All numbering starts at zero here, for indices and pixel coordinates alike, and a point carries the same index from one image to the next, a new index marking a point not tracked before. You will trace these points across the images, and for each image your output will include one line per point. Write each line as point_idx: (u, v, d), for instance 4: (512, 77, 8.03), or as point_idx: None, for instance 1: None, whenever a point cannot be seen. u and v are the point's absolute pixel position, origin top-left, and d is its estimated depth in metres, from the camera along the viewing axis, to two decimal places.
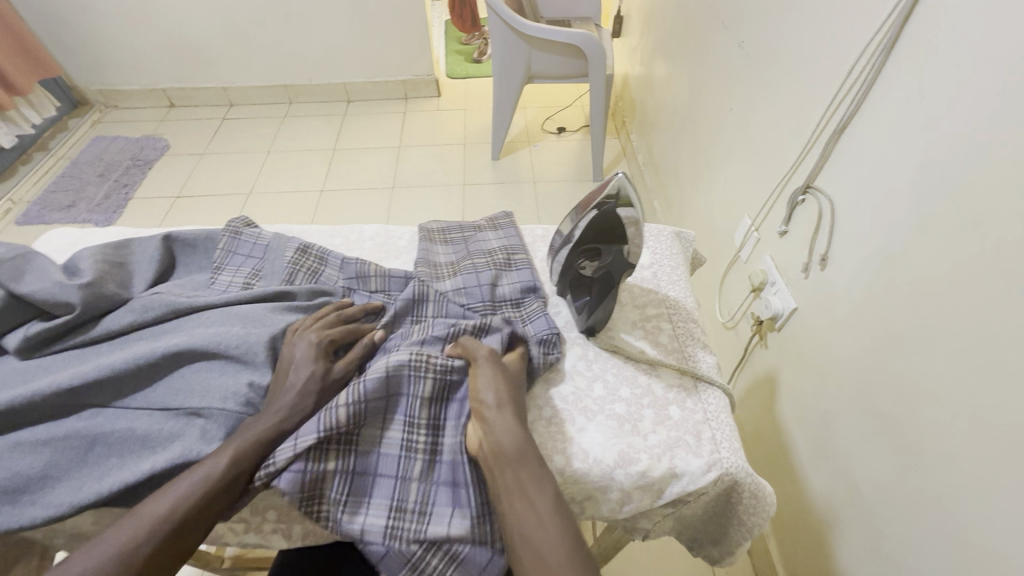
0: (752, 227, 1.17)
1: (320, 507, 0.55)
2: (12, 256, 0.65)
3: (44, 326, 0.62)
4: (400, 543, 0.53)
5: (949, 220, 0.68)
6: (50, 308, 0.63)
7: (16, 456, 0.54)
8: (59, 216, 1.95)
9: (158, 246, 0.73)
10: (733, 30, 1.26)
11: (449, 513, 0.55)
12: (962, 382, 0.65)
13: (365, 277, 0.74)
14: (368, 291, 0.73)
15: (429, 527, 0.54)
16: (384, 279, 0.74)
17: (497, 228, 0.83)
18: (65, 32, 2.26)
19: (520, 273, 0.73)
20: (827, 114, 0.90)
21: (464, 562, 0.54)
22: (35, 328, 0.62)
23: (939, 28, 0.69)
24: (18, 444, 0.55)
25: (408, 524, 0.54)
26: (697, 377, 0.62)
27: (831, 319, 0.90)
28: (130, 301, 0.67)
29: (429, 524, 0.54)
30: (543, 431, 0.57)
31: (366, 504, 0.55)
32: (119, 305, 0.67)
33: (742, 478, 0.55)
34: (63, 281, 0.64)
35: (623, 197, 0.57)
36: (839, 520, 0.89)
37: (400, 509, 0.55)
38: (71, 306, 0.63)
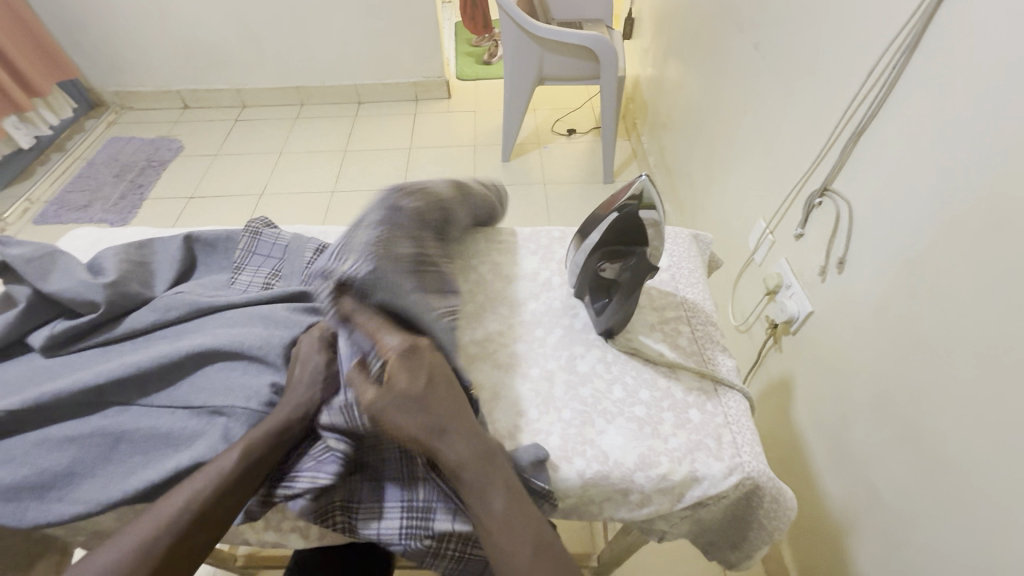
0: (766, 230, 1.17)
1: (336, 519, 0.56)
2: (39, 254, 0.67)
3: (69, 324, 0.63)
4: (416, 540, 0.54)
5: (971, 223, 0.67)
6: (76, 306, 0.64)
7: (42, 453, 0.55)
8: (76, 216, 1.97)
9: (179, 246, 0.74)
10: (748, 32, 1.26)
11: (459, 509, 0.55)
12: (985, 387, 0.65)
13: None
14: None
15: (440, 521, 0.55)
16: None
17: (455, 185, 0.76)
18: (82, 35, 2.29)
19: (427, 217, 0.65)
20: (845, 117, 0.90)
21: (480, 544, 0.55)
22: (60, 327, 0.63)
23: (962, 30, 0.69)
24: (44, 440, 0.56)
25: (422, 520, 0.55)
26: (717, 380, 0.62)
27: (849, 322, 0.90)
28: (153, 300, 0.68)
29: (442, 516, 0.55)
30: (563, 433, 0.57)
31: (380, 508, 0.56)
32: (142, 304, 0.68)
33: (763, 482, 0.54)
34: (88, 280, 0.65)
35: (646, 199, 0.57)
36: (856, 526, 0.88)
37: (414, 508, 0.56)
38: (95, 304, 0.64)
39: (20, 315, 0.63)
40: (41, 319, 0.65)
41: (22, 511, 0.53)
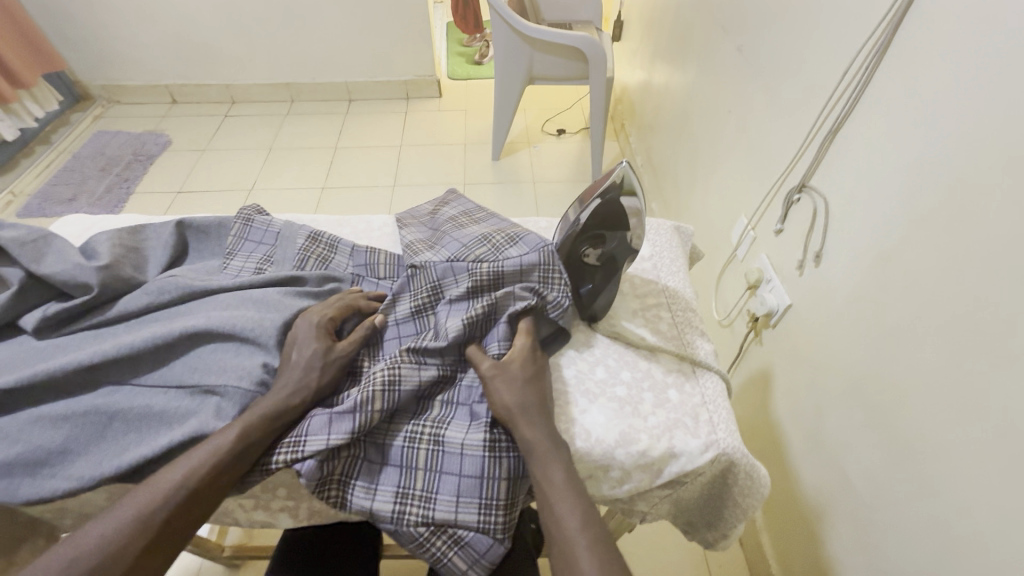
0: (748, 226, 1.20)
1: (332, 491, 0.57)
2: (33, 237, 0.67)
3: (61, 306, 0.64)
4: (408, 525, 0.55)
5: (939, 217, 0.71)
6: (70, 287, 0.65)
7: (36, 431, 0.56)
8: (60, 210, 1.95)
9: (172, 231, 0.75)
10: (732, 34, 1.29)
11: (456, 501, 0.56)
12: (951, 372, 0.68)
13: (376, 268, 0.76)
14: (374, 280, 0.75)
15: (435, 511, 0.56)
16: (392, 267, 0.76)
17: (450, 203, 0.87)
18: (69, 27, 2.27)
19: (527, 242, 0.69)
20: (821, 117, 0.93)
21: (465, 546, 0.55)
22: (53, 309, 0.64)
23: (930, 33, 0.72)
24: (37, 418, 0.57)
25: (414, 508, 0.56)
26: (695, 362, 0.64)
27: (824, 314, 0.93)
28: (145, 283, 0.69)
29: (437, 508, 0.56)
30: None
31: (375, 487, 0.57)
32: (134, 287, 0.69)
33: (738, 458, 0.57)
34: (82, 263, 0.66)
35: (627, 186, 0.61)
36: (830, 511, 0.91)
37: (406, 495, 0.57)
38: (88, 286, 0.65)
39: (13, 296, 0.64)
40: (33, 301, 0.66)
41: (16, 487, 0.54)
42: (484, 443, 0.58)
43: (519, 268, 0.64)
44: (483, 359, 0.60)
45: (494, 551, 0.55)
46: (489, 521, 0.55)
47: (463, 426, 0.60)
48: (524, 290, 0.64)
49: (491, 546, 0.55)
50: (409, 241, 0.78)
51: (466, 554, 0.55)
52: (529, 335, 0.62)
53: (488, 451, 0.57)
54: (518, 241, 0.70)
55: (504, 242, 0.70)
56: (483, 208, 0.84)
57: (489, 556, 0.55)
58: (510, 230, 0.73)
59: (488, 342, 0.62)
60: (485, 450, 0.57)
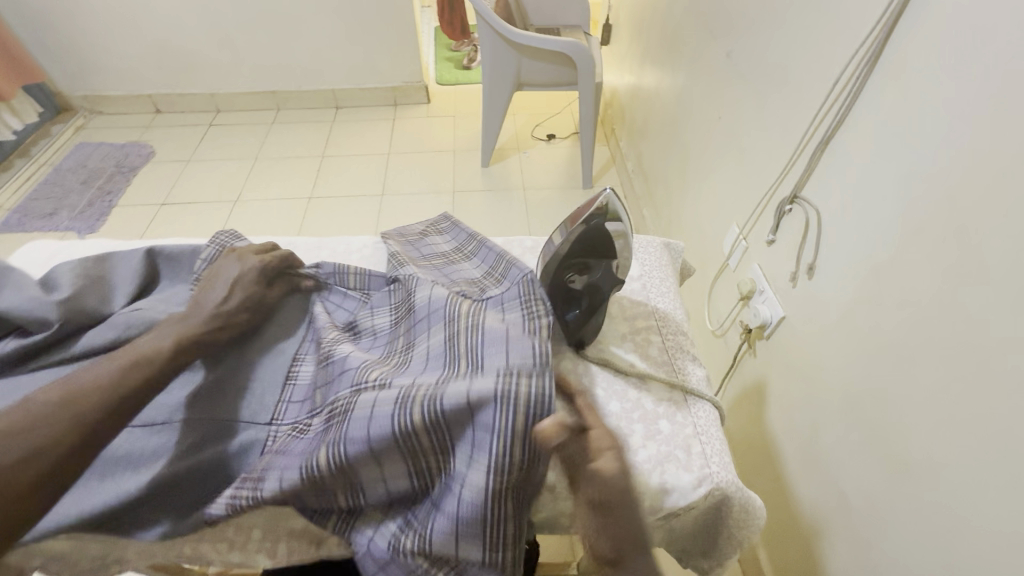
0: (739, 236, 1.18)
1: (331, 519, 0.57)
2: None
3: (21, 343, 0.62)
4: (400, 549, 0.53)
5: (933, 230, 0.69)
6: (28, 321, 0.62)
7: None
8: (41, 225, 1.91)
9: (140, 259, 0.72)
10: (721, 40, 1.28)
11: (452, 539, 0.51)
12: (946, 390, 0.66)
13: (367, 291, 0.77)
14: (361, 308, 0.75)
15: (431, 542, 0.52)
16: (362, 278, 0.77)
17: (443, 232, 0.86)
18: (47, 36, 2.24)
19: (511, 276, 0.70)
20: (812, 126, 0.92)
21: None
22: (10, 345, 0.61)
23: (920, 43, 0.71)
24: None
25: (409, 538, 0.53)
26: (686, 391, 0.62)
27: (819, 328, 0.91)
28: (110, 316, 0.66)
29: (432, 539, 0.52)
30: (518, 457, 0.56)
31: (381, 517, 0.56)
32: (99, 320, 0.66)
33: (732, 492, 0.55)
34: (39, 297, 0.64)
35: (611, 211, 0.60)
36: (827, 530, 0.88)
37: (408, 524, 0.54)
38: (47, 321, 0.63)
39: None
40: None
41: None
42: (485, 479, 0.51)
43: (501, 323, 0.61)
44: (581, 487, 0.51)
45: None
46: (495, 558, 0.52)
47: (466, 458, 0.51)
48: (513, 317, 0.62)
49: None
50: (398, 253, 0.79)
51: None
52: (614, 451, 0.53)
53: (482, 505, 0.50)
54: (503, 280, 0.71)
55: (492, 282, 0.72)
56: (472, 232, 0.82)
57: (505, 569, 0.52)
58: (499, 267, 0.73)
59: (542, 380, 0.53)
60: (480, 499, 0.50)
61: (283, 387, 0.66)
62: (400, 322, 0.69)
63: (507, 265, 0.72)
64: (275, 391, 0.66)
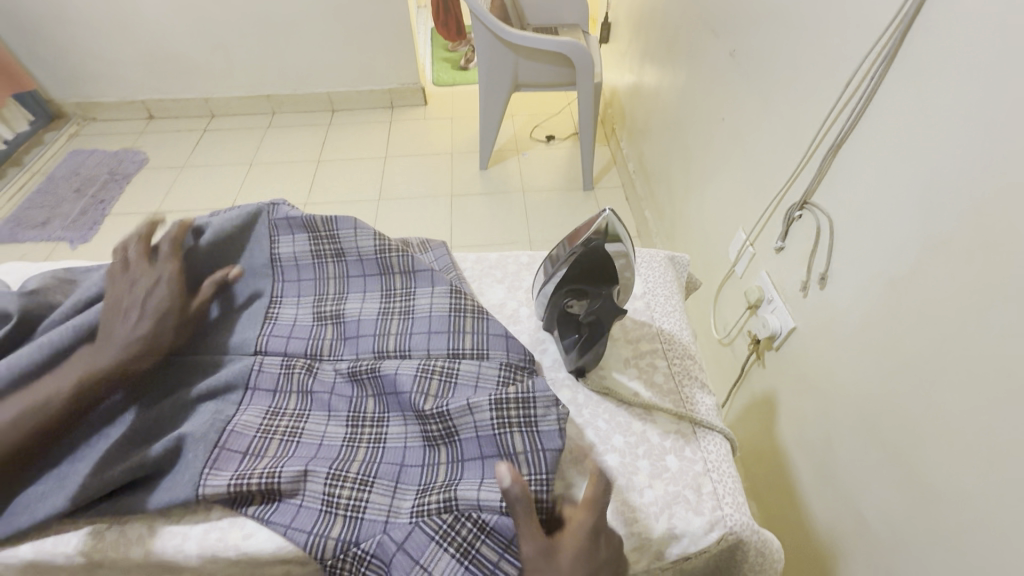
0: (746, 242, 1.14)
1: (339, 506, 0.50)
2: None
3: None
4: (427, 516, 0.48)
5: (958, 243, 0.64)
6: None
7: None
8: (33, 235, 1.88)
9: None
10: (724, 37, 1.23)
11: (479, 481, 0.49)
12: (974, 415, 0.62)
13: (337, 239, 0.69)
14: (334, 262, 0.69)
15: (456, 491, 0.49)
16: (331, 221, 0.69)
17: (426, 250, 0.75)
18: (39, 43, 2.20)
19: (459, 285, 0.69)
20: (824, 129, 0.87)
21: (492, 533, 0.46)
22: None
23: (941, 42, 0.66)
24: None
25: (434, 497, 0.49)
26: (695, 422, 0.57)
27: (833, 342, 0.87)
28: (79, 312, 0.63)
29: (459, 487, 0.49)
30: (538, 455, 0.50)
31: (388, 489, 0.51)
32: None
33: (747, 536, 0.50)
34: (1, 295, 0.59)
35: (612, 233, 0.52)
36: (844, 554, 0.84)
37: (426, 490, 0.51)
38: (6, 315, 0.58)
39: None
40: None
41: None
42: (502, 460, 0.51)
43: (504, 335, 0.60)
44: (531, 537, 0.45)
45: None
46: None
47: (477, 448, 0.52)
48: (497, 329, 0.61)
49: None
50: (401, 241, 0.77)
51: (494, 541, 0.46)
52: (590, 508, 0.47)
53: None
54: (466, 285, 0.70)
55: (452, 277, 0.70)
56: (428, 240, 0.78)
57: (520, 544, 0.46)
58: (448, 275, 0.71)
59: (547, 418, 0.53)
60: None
61: (263, 322, 0.65)
62: (392, 313, 0.64)
63: (451, 273, 0.71)
64: (257, 325, 0.65)
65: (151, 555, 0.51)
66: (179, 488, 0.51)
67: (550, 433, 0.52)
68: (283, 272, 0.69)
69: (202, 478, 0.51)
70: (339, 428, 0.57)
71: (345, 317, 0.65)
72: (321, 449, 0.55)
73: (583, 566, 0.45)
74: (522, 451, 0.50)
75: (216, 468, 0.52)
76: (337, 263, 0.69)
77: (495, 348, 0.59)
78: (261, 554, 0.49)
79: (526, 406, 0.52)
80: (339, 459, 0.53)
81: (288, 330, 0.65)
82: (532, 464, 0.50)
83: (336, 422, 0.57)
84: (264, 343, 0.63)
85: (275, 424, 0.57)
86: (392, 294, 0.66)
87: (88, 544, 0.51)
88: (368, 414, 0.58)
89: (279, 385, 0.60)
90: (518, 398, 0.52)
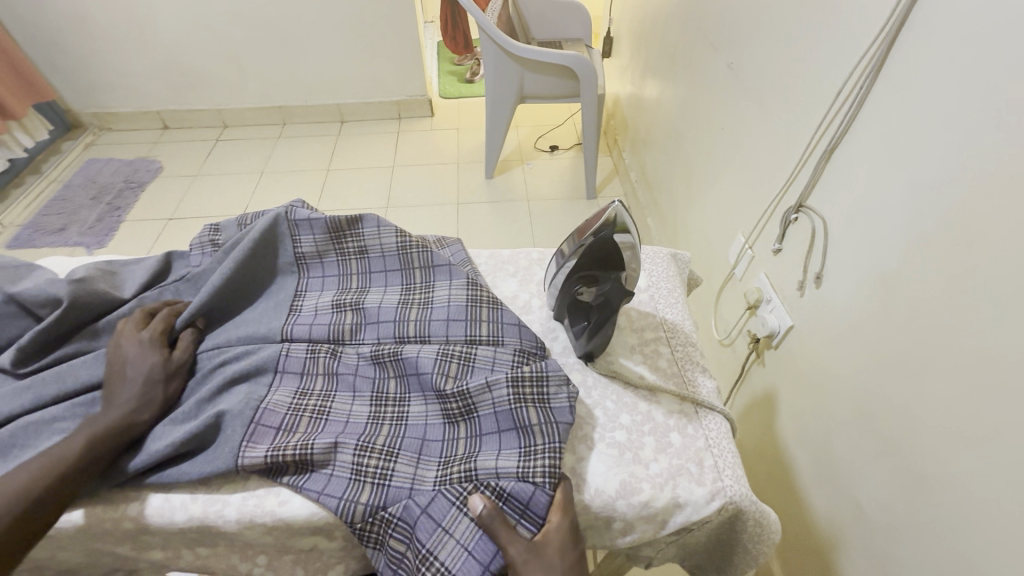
0: (745, 245, 1.18)
1: (368, 476, 0.54)
2: (20, 266, 0.73)
3: (35, 332, 0.64)
4: (450, 484, 0.52)
5: (943, 239, 0.69)
6: (40, 304, 0.66)
7: (50, 434, 0.58)
8: (51, 240, 1.93)
9: (157, 259, 0.77)
10: (722, 51, 1.29)
11: (497, 452, 0.54)
12: (962, 400, 0.65)
13: (360, 238, 0.74)
14: (357, 257, 0.74)
15: (476, 463, 0.53)
16: (354, 220, 0.73)
17: (443, 246, 0.80)
18: (59, 55, 2.27)
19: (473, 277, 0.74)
20: (817, 135, 0.92)
21: (509, 498, 0.51)
22: (25, 340, 0.63)
23: (925, 52, 0.71)
24: (54, 419, 0.59)
25: (456, 468, 0.54)
26: (697, 403, 0.61)
27: (828, 337, 0.91)
28: (122, 302, 0.71)
29: (478, 460, 0.53)
30: (552, 432, 0.55)
31: (413, 460, 0.56)
32: (109, 304, 0.70)
33: (746, 506, 0.54)
34: (54, 281, 0.67)
35: (619, 223, 0.56)
36: (842, 542, 0.87)
37: (448, 462, 0.55)
38: (60, 299, 0.65)
39: (15, 348, 0.63)
40: (9, 330, 0.67)
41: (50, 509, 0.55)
42: (518, 432, 0.55)
43: (518, 324, 0.64)
44: (513, 538, 0.48)
45: (538, 500, 0.51)
46: (529, 466, 0.52)
47: (495, 424, 0.57)
48: (510, 317, 0.65)
49: (535, 495, 0.51)
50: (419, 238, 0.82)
51: (511, 506, 0.51)
52: (566, 507, 0.52)
53: (522, 456, 0.53)
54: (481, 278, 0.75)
55: (470, 272, 0.75)
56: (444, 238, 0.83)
57: (535, 508, 0.51)
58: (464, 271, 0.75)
59: (555, 402, 0.58)
60: (519, 454, 0.54)
61: (288, 313, 0.70)
62: (411, 303, 0.69)
63: (467, 267, 0.76)
64: (283, 315, 0.69)
65: (194, 520, 0.55)
66: (221, 458, 0.55)
67: (561, 408, 0.57)
68: (309, 267, 0.74)
69: (241, 449, 0.55)
70: (364, 407, 0.61)
71: (366, 305, 0.69)
72: (348, 426, 0.59)
73: (569, 557, 0.49)
74: (537, 423, 0.55)
75: (253, 442, 0.56)
76: (359, 259, 0.74)
77: (510, 334, 0.64)
78: (296, 520, 0.54)
79: (540, 383, 0.58)
80: (365, 434, 0.58)
81: (313, 317, 0.69)
82: (546, 434, 0.55)
83: (361, 402, 0.62)
84: (289, 330, 0.67)
85: (304, 403, 0.61)
86: (412, 286, 0.71)
87: (136, 510, 0.55)
88: (391, 395, 0.62)
89: (306, 368, 0.64)
90: (534, 377, 0.58)
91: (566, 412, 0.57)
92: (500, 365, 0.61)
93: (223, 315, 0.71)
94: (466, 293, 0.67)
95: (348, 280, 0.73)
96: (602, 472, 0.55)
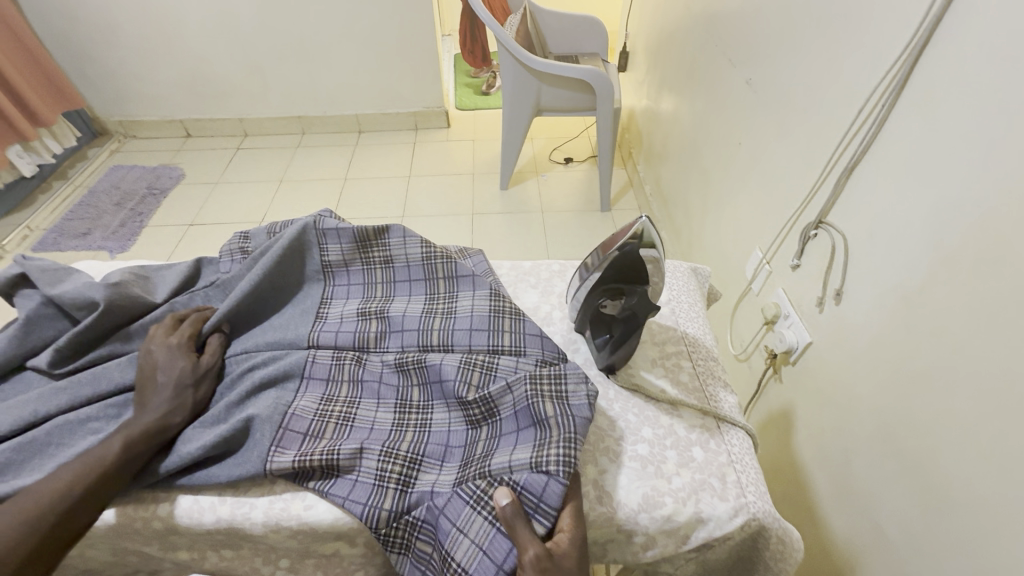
0: (763, 260, 1.18)
1: (392, 481, 0.54)
2: (57, 267, 0.75)
3: (71, 334, 0.66)
4: (468, 483, 0.53)
5: (966, 259, 0.68)
6: (77, 307, 0.68)
7: (83, 435, 0.60)
8: (75, 244, 1.98)
9: (189, 266, 0.79)
10: (740, 66, 1.30)
11: (513, 449, 0.55)
12: (985, 421, 0.65)
13: (386, 248, 0.75)
14: (382, 267, 0.76)
15: (492, 462, 0.54)
16: (381, 230, 0.75)
17: (465, 257, 0.81)
18: (89, 65, 2.35)
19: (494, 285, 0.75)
20: (838, 151, 0.92)
21: (522, 491, 0.51)
22: (62, 341, 0.65)
23: (949, 71, 0.71)
24: (87, 420, 0.61)
25: (474, 469, 0.54)
26: (719, 417, 0.61)
27: (849, 354, 0.90)
28: (154, 306, 0.73)
29: (494, 458, 0.54)
30: (568, 420, 0.55)
31: (437, 467, 0.57)
32: (142, 309, 0.72)
33: (769, 523, 0.54)
34: (91, 283, 0.69)
35: (646, 239, 0.57)
36: (863, 565, 0.85)
37: (467, 464, 0.56)
38: (96, 303, 0.67)
39: (52, 349, 0.65)
40: (47, 329, 0.69)
41: None
42: (535, 427, 0.56)
43: (540, 333, 0.65)
44: (529, 541, 0.48)
45: (552, 491, 0.50)
46: (543, 455, 0.52)
47: (514, 426, 0.57)
48: (531, 325, 0.66)
49: (548, 485, 0.51)
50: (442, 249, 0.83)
51: (524, 498, 0.51)
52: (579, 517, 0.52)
53: (536, 448, 0.54)
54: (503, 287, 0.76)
55: (494, 283, 0.76)
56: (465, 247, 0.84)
57: (548, 500, 0.51)
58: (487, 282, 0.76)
59: (575, 400, 0.58)
60: (534, 446, 0.54)
61: (314, 320, 0.71)
62: (435, 312, 0.70)
63: (489, 276, 0.77)
64: (309, 322, 0.71)
65: (221, 522, 0.56)
66: (250, 461, 0.56)
67: (579, 404, 0.57)
68: (335, 276, 0.76)
69: (270, 454, 0.57)
70: (388, 413, 0.62)
71: (391, 314, 0.70)
72: (372, 432, 0.60)
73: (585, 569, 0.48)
74: (553, 416, 0.55)
75: (281, 447, 0.57)
76: (385, 269, 0.76)
77: (533, 344, 0.64)
78: (321, 525, 0.55)
79: (558, 381, 0.59)
80: (389, 440, 0.58)
81: (338, 325, 0.70)
82: (562, 426, 0.54)
83: (385, 409, 0.62)
84: (316, 337, 0.68)
85: (330, 409, 0.62)
86: (436, 297, 0.72)
87: (166, 510, 0.56)
88: (413, 402, 0.63)
89: (332, 374, 0.65)
90: (552, 374, 0.59)
91: (586, 407, 0.57)
92: (521, 368, 0.62)
93: (250, 321, 0.73)
94: (488, 302, 0.68)
95: (373, 289, 0.74)
96: (624, 487, 0.55)
